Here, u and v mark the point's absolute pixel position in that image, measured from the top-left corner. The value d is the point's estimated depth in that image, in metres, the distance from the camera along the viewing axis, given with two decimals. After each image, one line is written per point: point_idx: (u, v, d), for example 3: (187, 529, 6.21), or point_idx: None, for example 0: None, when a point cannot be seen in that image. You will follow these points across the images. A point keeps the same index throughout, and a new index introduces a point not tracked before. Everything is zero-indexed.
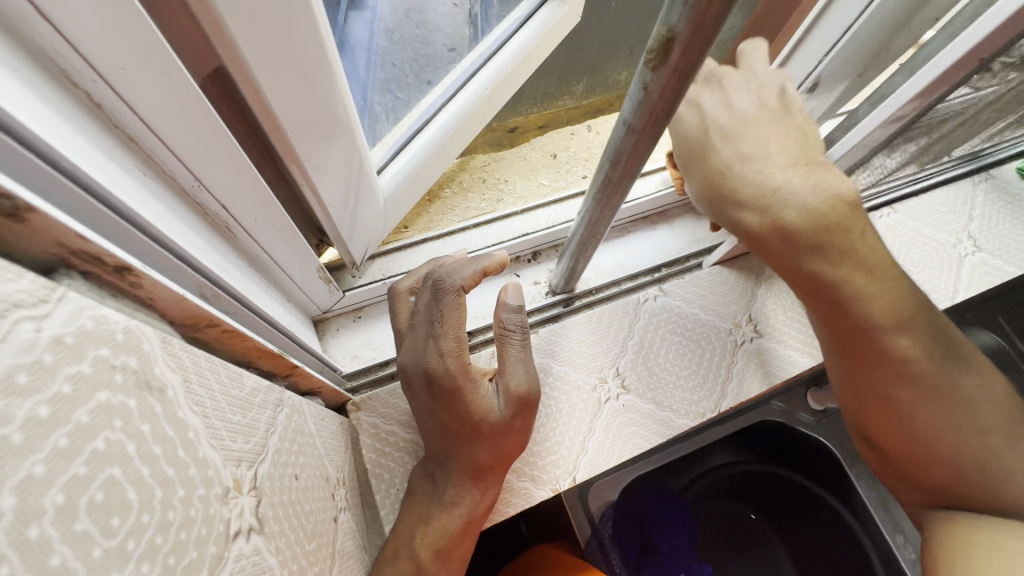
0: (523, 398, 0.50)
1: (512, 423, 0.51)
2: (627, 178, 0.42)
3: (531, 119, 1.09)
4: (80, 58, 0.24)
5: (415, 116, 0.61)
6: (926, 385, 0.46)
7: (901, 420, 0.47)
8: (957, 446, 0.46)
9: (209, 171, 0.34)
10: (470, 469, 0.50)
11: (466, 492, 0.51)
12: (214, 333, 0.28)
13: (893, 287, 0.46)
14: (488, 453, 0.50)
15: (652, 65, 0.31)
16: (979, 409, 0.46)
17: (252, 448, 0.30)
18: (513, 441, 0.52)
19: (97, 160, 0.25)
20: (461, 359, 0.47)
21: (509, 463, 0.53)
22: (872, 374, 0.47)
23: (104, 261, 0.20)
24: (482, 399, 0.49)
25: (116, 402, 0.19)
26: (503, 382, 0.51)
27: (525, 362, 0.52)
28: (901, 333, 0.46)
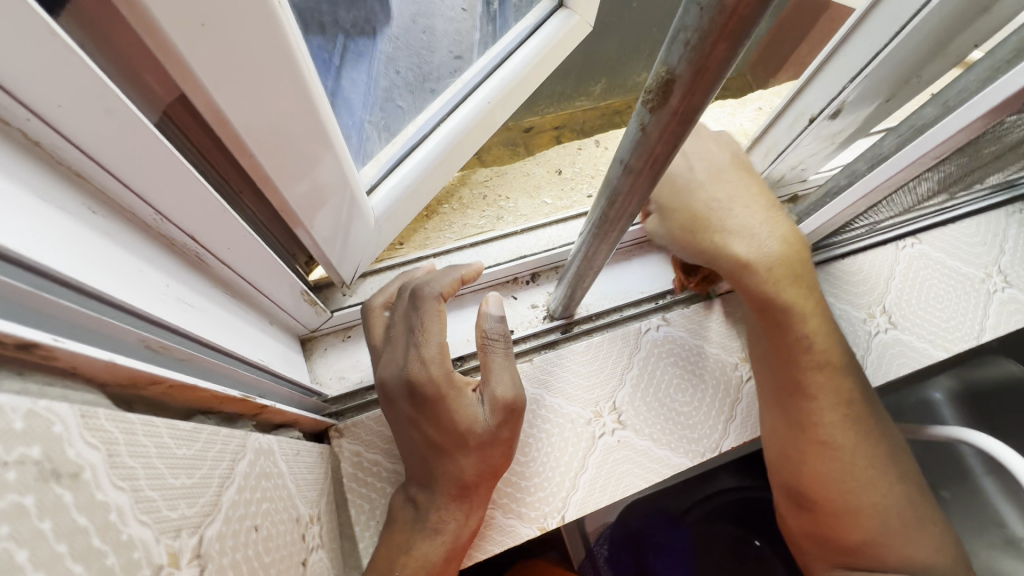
0: (510, 404, 0.47)
1: (499, 433, 0.47)
2: (624, 218, 0.39)
3: (547, 119, 1.00)
4: (7, 97, 0.21)
5: (412, 132, 0.59)
6: (860, 439, 0.52)
7: (838, 475, 0.52)
8: (871, 514, 0.51)
9: (170, 203, 0.32)
10: (455, 488, 0.48)
11: (449, 514, 0.48)
12: (158, 389, 0.26)
13: (833, 336, 0.54)
14: (472, 467, 0.48)
15: (650, 107, 0.28)
16: (892, 460, 0.53)
17: (198, 511, 0.28)
18: (501, 455, 0.49)
19: (26, 206, 0.23)
20: (444, 365, 0.45)
21: (496, 478, 0.51)
22: (813, 434, 0.53)
23: (3, 341, 0.17)
24: (465, 410, 0.46)
25: (5, 505, 0.17)
26: (488, 391, 0.47)
27: (510, 365, 0.49)
28: (834, 398, 0.53)
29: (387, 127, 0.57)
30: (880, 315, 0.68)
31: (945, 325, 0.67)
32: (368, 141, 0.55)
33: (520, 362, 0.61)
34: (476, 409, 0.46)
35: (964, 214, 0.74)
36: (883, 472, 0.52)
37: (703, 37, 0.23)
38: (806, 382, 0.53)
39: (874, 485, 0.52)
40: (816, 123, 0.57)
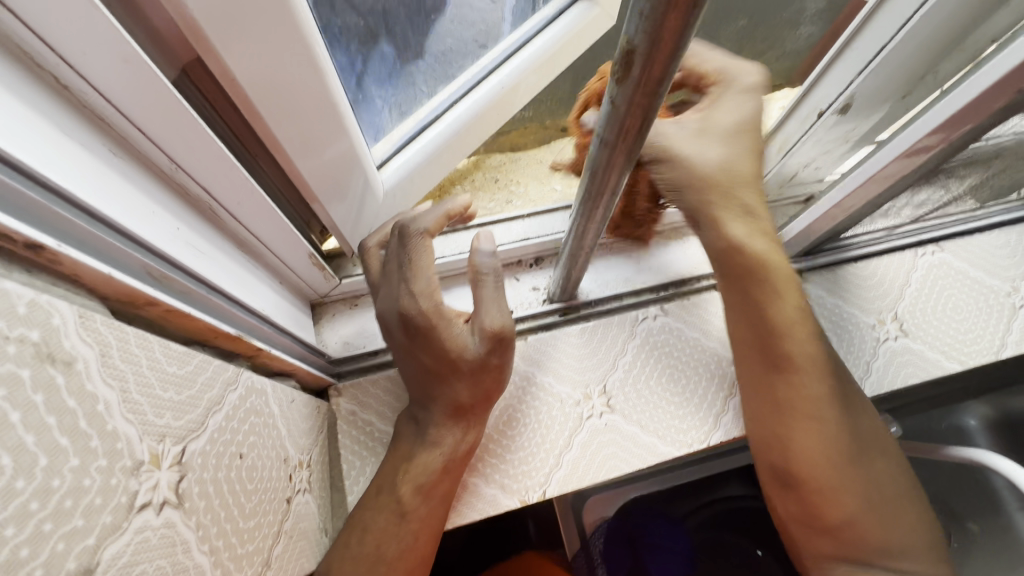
0: (499, 336, 0.50)
1: (489, 359, 0.50)
2: (607, 193, 0.40)
3: None
4: (43, 44, 0.25)
5: (426, 112, 0.61)
6: (841, 415, 0.52)
7: (830, 457, 0.51)
8: (861, 502, 0.50)
9: (185, 155, 0.35)
10: (451, 408, 0.52)
11: (445, 430, 0.52)
12: (156, 311, 0.30)
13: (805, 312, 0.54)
14: (465, 391, 0.51)
15: (617, 79, 0.29)
16: (873, 445, 0.52)
17: (183, 425, 0.31)
18: (493, 379, 0.52)
19: (51, 141, 0.26)
20: (432, 297, 0.48)
21: (491, 399, 0.53)
22: (802, 417, 0.51)
23: (14, 238, 0.21)
24: (455, 337, 0.49)
25: (4, 372, 0.20)
26: (477, 321, 0.50)
27: (501, 300, 0.51)
28: (820, 378, 0.52)
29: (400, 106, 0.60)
30: (891, 322, 0.66)
31: (960, 338, 0.65)
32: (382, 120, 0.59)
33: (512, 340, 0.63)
34: (465, 339, 0.49)
35: (993, 225, 0.71)
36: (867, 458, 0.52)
37: (652, 7, 0.24)
38: (790, 365, 0.52)
39: (859, 469, 0.51)
40: (825, 118, 0.56)
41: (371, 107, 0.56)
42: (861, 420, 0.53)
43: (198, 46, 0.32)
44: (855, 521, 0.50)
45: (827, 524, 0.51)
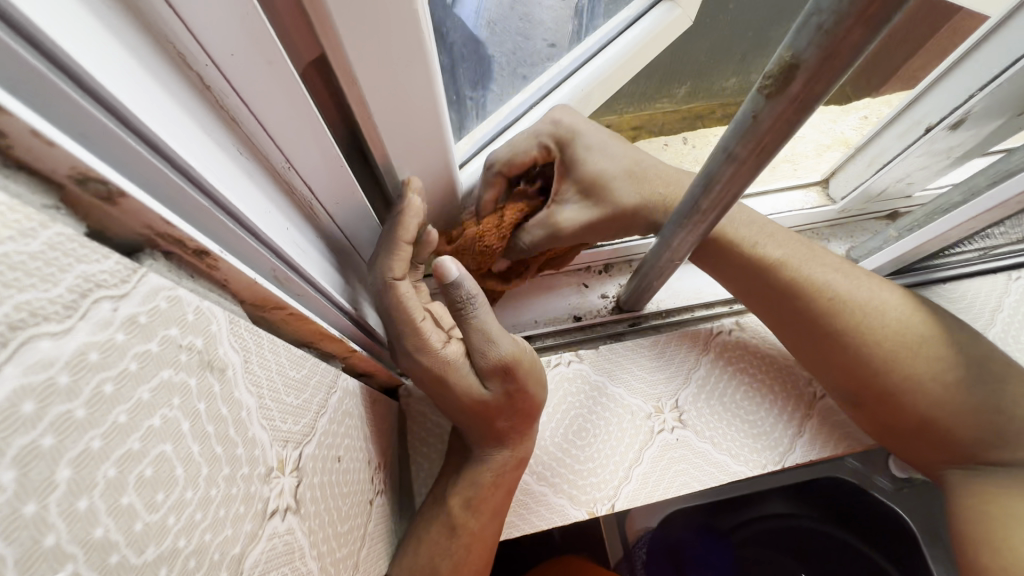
0: (502, 368, 0.47)
1: (506, 390, 0.48)
2: (720, 207, 0.38)
3: (625, 118, 0.95)
4: (196, 43, 0.25)
5: (507, 113, 0.60)
6: (896, 342, 0.51)
7: (900, 389, 0.50)
8: (945, 383, 0.50)
9: (300, 154, 0.35)
10: (488, 433, 0.50)
11: (489, 450, 0.51)
12: (280, 315, 0.30)
13: (816, 254, 0.54)
14: (489, 421, 0.49)
15: (766, 94, 0.28)
16: (948, 355, 0.51)
17: (300, 429, 0.31)
18: (522, 403, 0.50)
19: (200, 142, 0.26)
20: (430, 351, 0.47)
21: (533, 415, 0.51)
22: (852, 360, 0.52)
23: (186, 245, 0.21)
24: (461, 381, 0.47)
25: (177, 381, 0.20)
26: (480, 356, 0.47)
27: (490, 329, 0.46)
28: (861, 315, 0.52)
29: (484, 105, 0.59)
30: None
31: None
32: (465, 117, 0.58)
33: (543, 357, 0.61)
34: (471, 379, 0.48)
35: None
36: (935, 335, 0.51)
37: (836, 22, 0.23)
38: (821, 309, 0.52)
39: (947, 380, 0.50)
40: (932, 133, 0.53)
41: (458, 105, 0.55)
42: (930, 330, 0.51)
43: (328, 45, 0.31)
44: (967, 430, 0.49)
45: (945, 442, 0.50)
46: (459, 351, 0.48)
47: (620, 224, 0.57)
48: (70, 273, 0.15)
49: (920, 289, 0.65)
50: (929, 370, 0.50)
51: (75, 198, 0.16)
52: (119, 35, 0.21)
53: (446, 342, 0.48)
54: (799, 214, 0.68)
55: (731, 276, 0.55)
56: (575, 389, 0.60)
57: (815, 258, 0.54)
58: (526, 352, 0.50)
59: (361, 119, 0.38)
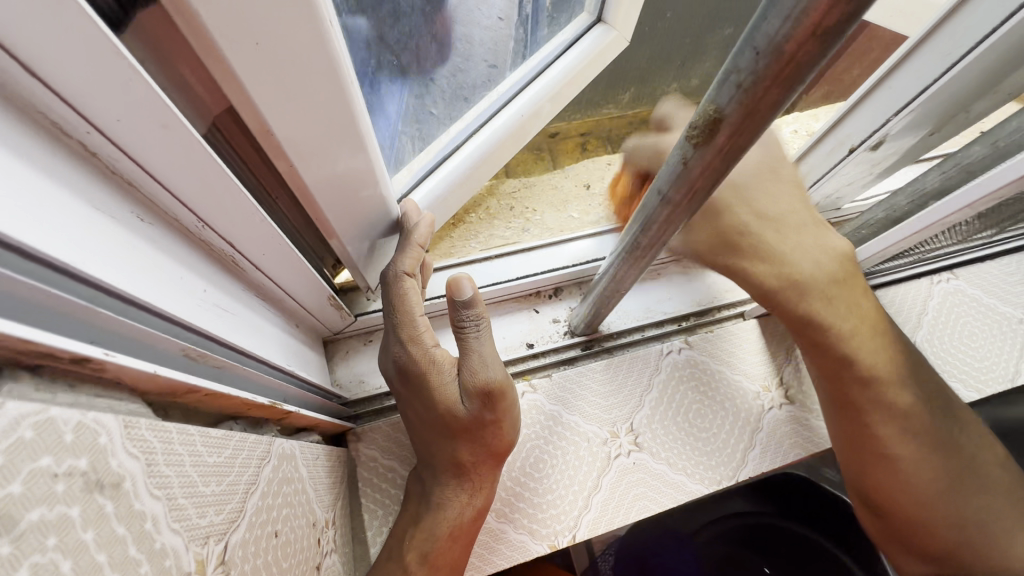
0: (484, 391, 0.46)
1: (482, 416, 0.47)
2: (658, 245, 0.38)
3: (573, 126, 0.97)
4: (74, 112, 0.22)
5: (444, 144, 0.58)
6: (930, 448, 0.51)
7: (918, 497, 0.50)
8: (967, 511, 0.50)
9: (215, 212, 0.32)
10: (452, 466, 0.49)
11: (452, 491, 0.49)
12: (194, 396, 0.27)
13: (885, 344, 0.53)
14: (461, 449, 0.48)
15: (694, 143, 0.28)
16: (971, 476, 0.51)
17: (224, 518, 0.28)
18: (497, 434, 0.49)
19: (85, 219, 0.23)
20: (420, 342, 0.48)
21: (500, 455, 0.51)
22: (896, 475, 0.51)
23: (59, 356, 0.18)
24: (445, 391, 0.47)
25: (53, 517, 0.17)
26: (466, 375, 0.47)
27: (486, 349, 0.47)
28: (906, 432, 0.51)
29: (422, 134, 0.57)
30: None
31: (978, 365, 0.65)
32: (403, 152, 0.55)
33: None
34: (452, 391, 0.47)
35: (1001, 252, 0.72)
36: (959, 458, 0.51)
37: (753, 81, 0.23)
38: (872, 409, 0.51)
39: (962, 501, 0.50)
40: (856, 154, 0.56)
41: (393, 138, 0.53)
42: (959, 447, 0.52)
43: (235, 94, 0.29)
44: (959, 551, 0.49)
45: (925, 553, 0.51)
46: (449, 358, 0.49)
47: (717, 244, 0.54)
48: None
49: None
50: (940, 499, 0.50)
51: None
52: None
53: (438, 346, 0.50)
54: None
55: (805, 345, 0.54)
56: (531, 420, 0.59)
57: (888, 363, 0.52)
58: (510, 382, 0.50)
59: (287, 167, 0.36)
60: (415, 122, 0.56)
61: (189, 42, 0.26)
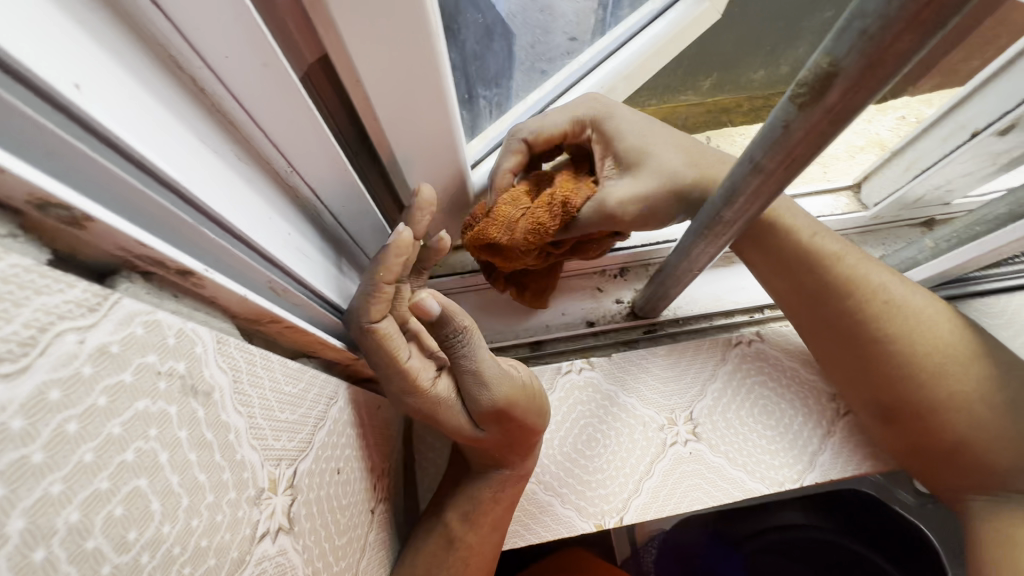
0: (495, 411, 0.43)
1: (502, 428, 0.45)
2: (742, 219, 0.36)
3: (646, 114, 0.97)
4: (189, 46, 0.24)
5: (516, 114, 0.58)
6: (920, 348, 0.49)
7: (924, 402, 0.48)
8: (992, 416, 0.47)
9: (303, 158, 0.34)
10: (486, 459, 0.48)
11: (487, 472, 0.48)
12: (276, 327, 0.29)
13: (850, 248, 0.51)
14: (486, 452, 0.47)
15: (800, 103, 0.26)
16: (975, 368, 0.48)
17: (296, 446, 0.30)
18: (524, 432, 0.46)
19: (193, 149, 0.25)
20: (416, 392, 0.42)
21: (532, 442, 0.48)
22: (905, 381, 0.49)
23: (167, 265, 0.19)
24: (454, 417, 0.44)
25: (155, 411, 0.19)
26: (473, 396, 0.43)
27: (482, 367, 0.42)
28: (905, 334, 0.49)
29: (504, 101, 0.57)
30: None
31: None
32: (479, 115, 0.55)
33: (553, 363, 0.60)
34: (461, 417, 0.44)
35: None
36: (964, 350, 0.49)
37: (882, 25, 0.20)
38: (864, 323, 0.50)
39: (976, 390, 0.47)
40: (978, 139, 0.49)
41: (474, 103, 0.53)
42: (958, 335, 0.49)
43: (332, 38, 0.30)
44: (987, 451, 0.47)
45: (957, 461, 0.48)
46: (450, 388, 0.44)
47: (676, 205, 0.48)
48: (27, 307, 0.14)
49: (957, 302, 0.61)
50: (966, 396, 0.47)
51: (38, 224, 0.15)
52: (100, 40, 0.20)
53: (436, 378, 0.44)
54: (829, 220, 0.64)
55: (782, 283, 0.52)
56: (586, 398, 0.58)
57: (868, 261, 0.51)
58: (522, 386, 0.46)
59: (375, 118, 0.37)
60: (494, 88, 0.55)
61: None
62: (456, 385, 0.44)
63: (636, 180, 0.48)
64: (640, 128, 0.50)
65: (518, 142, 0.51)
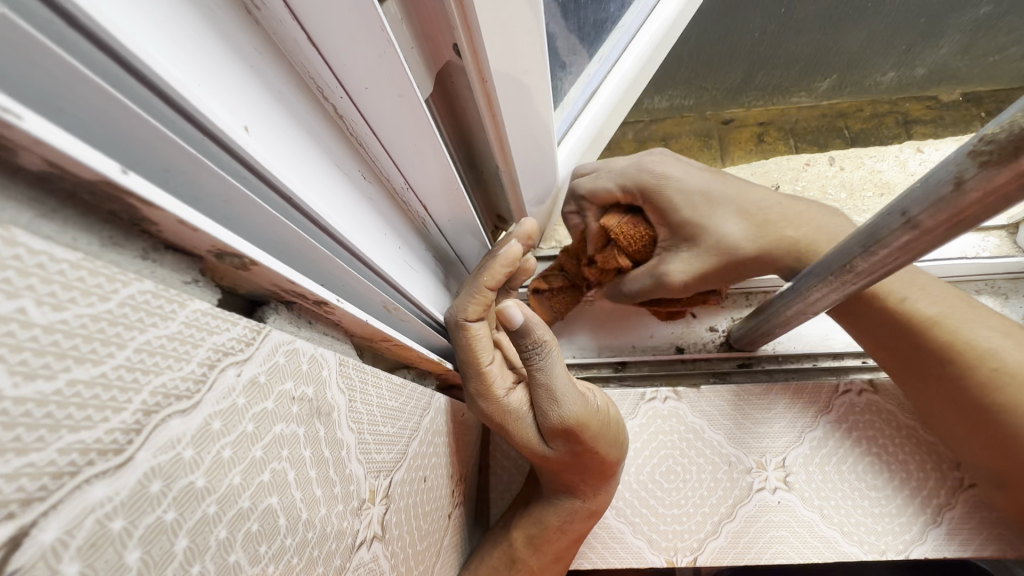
0: (566, 432, 0.42)
1: (572, 450, 0.44)
2: (880, 272, 0.32)
3: (752, 112, 0.98)
4: (334, 77, 0.25)
5: (583, 85, 0.54)
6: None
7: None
8: None
9: (419, 178, 0.34)
10: (558, 482, 0.47)
11: (558, 496, 0.48)
12: (385, 343, 0.30)
13: (951, 303, 0.45)
14: (557, 474, 0.46)
15: (981, 160, 0.22)
16: None
17: (393, 457, 0.31)
18: (597, 459, 0.45)
19: (323, 173, 0.26)
20: (490, 398, 0.43)
21: (606, 472, 0.47)
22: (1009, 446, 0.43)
23: (307, 297, 0.21)
24: (525, 432, 0.44)
25: (288, 433, 0.20)
26: (545, 416, 0.42)
27: (556, 386, 0.41)
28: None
29: (573, 61, 0.51)
30: None
31: None
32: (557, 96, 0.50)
33: (637, 387, 0.58)
34: (531, 433, 0.44)
35: None
36: None
37: None
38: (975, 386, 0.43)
39: None
40: None
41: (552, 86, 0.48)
42: None
43: (463, 54, 0.30)
44: None
45: None
46: (523, 400, 0.44)
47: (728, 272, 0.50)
48: (202, 346, 0.15)
49: None
50: None
51: (213, 267, 0.16)
52: (260, 77, 0.21)
53: (511, 389, 0.44)
54: (974, 262, 0.56)
55: (885, 350, 0.47)
56: (669, 428, 0.55)
57: (974, 321, 0.44)
58: (597, 411, 0.44)
59: (488, 125, 0.37)
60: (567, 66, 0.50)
61: (440, 3, 0.27)
62: (530, 399, 0.44)
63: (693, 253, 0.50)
64: (695, 199, 0.51)
65: (587, 225, 0.54)
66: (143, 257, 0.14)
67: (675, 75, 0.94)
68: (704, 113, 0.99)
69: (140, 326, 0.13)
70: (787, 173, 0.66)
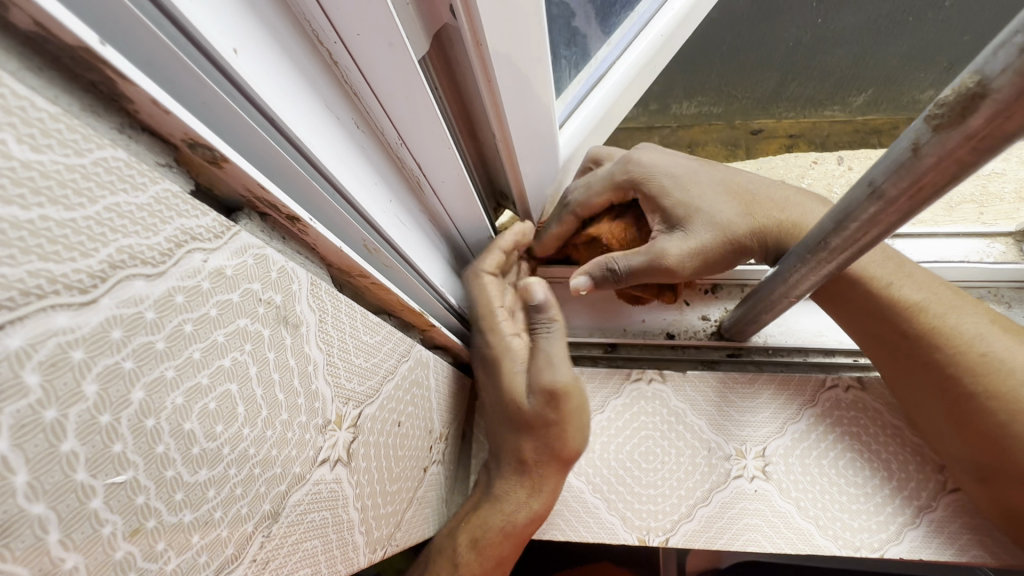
0: (548, 392, 0.45)
1: (549, 416, 0.46)
2: (853, 249, 0.33)
3: (782, 124, 0.96)
4: (327, 21, 0.26)
5: (591, 70, 0.55)
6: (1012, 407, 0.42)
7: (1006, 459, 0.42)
8: None
9: (412, 135, 0.36)
10: (516, 464, 0.48)
11: (509, 490, 0.48)
12: (363, 281, 0.32)
13: (932, 289, 0.46)
14: (520, 443, 0.47)
15: (936, 125, 0.23)
16: None
17: (365, 390, 0.33)
18: (566, 439, 0.47)
19: (313, 111, 0.28)
20: (497, 333, 0.49)
21: (567, 475, 0.48)
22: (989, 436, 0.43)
23: (280, 211, 0.23)
24: (515, 382, 0.47)
25: (252, 329, 0.22)
26: (534, 372, 0.46)
27: (551, 343, 0.46)
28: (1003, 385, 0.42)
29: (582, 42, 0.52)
30: None
31: None
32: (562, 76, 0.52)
33: (625, 367, 0.59)
34: (520, 385, 0.47)
35: None
36: None
37: None
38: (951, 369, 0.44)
39: None
40: None
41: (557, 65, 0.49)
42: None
43: (457, 15, 0.32)
44: None
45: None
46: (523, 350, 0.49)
47: (728, 256, 0.50)
48: (169, 224, 0.17)
49: None
50: None
51: (187, 158, 0.18)
52: (256, 10, 0.23)
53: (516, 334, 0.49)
54: (975, 267, 0.55)
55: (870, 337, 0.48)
56: (652, 410, 0.56)
57: (953, 307, 0.45)
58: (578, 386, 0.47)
59: (484, 90, 0.39)
60: (575, 45, 0.51)
61: None
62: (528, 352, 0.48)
63: (689, 234, 0.49)
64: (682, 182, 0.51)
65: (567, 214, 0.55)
66: (119, 130, 0.16)
67: (704, 82, 0.93)
68: (732, 122, 0.97)
69: (110, 188, 0.15)
70: (793, 170, 0.67)
